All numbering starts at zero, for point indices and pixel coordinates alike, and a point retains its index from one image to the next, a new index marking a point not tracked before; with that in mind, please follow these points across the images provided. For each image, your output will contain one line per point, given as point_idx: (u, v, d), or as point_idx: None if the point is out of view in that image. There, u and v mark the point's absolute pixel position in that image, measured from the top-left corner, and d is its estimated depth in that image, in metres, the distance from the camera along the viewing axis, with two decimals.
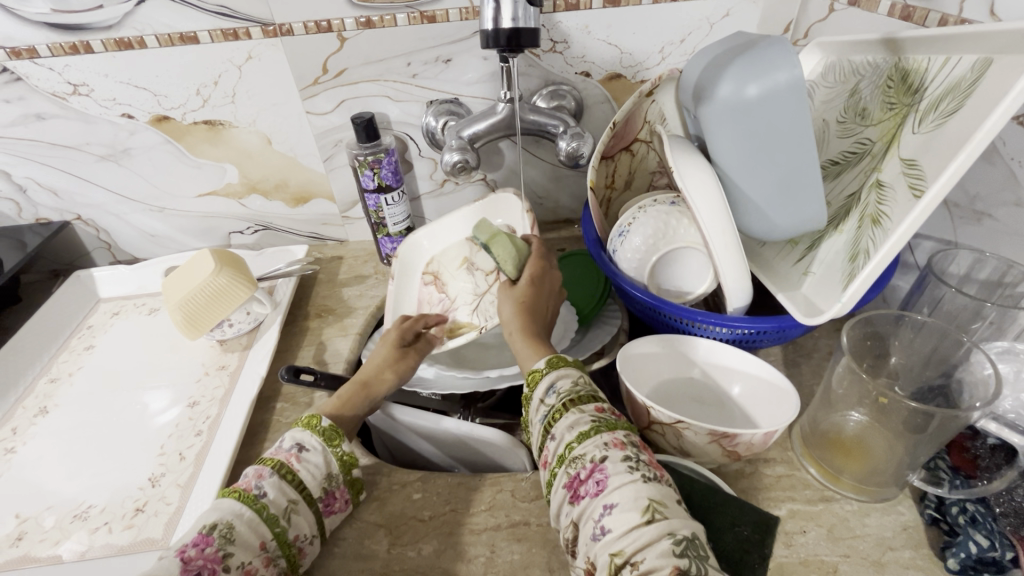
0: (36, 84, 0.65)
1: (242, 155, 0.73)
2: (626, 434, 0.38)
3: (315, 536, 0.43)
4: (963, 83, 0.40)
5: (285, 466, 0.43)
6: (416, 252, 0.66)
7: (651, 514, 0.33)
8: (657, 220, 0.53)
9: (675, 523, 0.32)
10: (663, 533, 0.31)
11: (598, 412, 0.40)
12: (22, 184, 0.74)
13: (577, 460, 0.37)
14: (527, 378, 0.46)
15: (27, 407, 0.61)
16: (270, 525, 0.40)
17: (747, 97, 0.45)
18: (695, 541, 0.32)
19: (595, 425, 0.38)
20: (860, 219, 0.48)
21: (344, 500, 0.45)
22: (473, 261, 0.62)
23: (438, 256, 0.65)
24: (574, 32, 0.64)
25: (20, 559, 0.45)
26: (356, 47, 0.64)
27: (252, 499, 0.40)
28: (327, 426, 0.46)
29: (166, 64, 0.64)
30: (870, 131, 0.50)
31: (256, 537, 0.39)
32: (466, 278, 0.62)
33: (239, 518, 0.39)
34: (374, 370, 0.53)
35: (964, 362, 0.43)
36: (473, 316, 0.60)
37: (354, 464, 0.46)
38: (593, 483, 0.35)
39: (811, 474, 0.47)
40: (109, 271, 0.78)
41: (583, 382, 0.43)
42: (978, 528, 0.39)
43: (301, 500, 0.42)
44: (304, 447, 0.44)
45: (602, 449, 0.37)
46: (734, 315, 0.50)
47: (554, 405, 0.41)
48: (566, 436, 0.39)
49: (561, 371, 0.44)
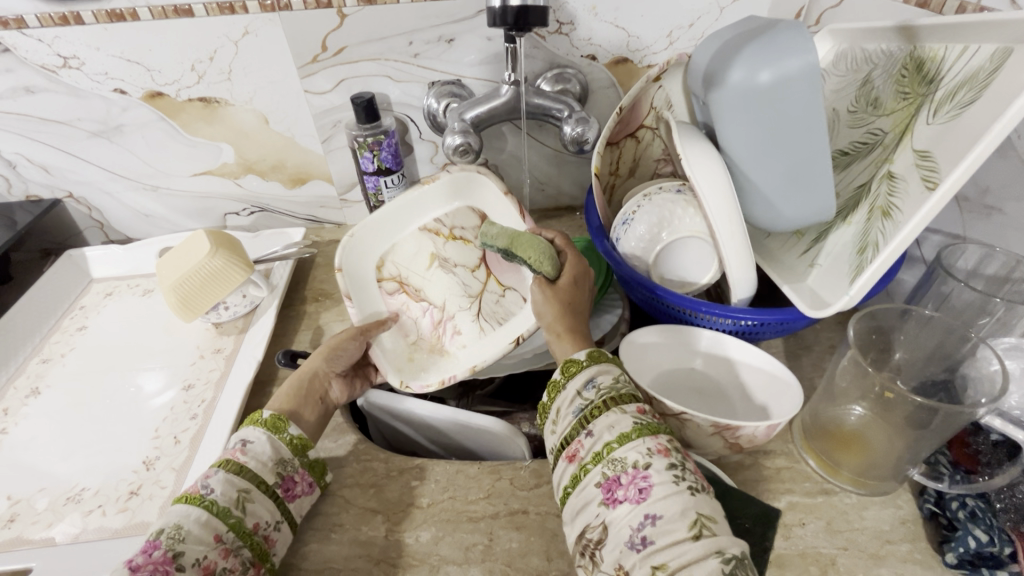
0: (24, 56, 0.62)
1: (238, 134, 0.71)
2: (669, 440, 0.38)
3: (280, 522, 0.41)
4: (981, 74, 0.39)
5: (231, 461, 0.41)
6: (360, 254, 0.55)
7: (699, 529, 0.32)
8: (662, 208, 0.53)
9: (723, 541, 0.32)
10: (711, 552, 0.31)
11: (640, 413, 0.39)
12: (11, 159, 0.72)
13: (618, 462, 0.36)
14: (562, 365, 0.45)
15: (18, 388, 0.60)
16: (223, 517, 0.38)
17: (759, 84, 0.44)
18: (743, 560, 0.32)
19: (637, 428, 0.38)
20: (870, 211, 0.47)
21: (306, 483, 0.44)
22: (444, 256, 0.56)
23: (389, 252, 0.56)
24: (580, 13, 0.63)
25: (11, 541, 0.45)
26: (356, 25, 0.62)
27: (199, 498, 0.38)
28: (270, 416, 0.45)
29: (159, 38, 0.62)
30: (882, 121, 0.49)
31: (209, 532, 0.37)
32: (444, 279, 0.55)
33: (187, 519, 0.37)
34: (313, 369, 0.52)
35: (969, 357, 0.43)
36: (481, 321, 0.54)
37: (307, 447, 0.45)
38: (635, 490, 0.35)
39: (810, 466, 0.46)
40: (101, 250, 0.77)
41: (624, 380, 0.42)
42: (977, 523, 0.39)
43: (254, 488, 0.40)
44: (248, 441, 0.43)
45: (646, 455, 0.36)
46: (737, 306, 0.50)
47: (592, 401, 0.40)
48: (606, 436, 0.38)
49: (601, 366, 0.43)
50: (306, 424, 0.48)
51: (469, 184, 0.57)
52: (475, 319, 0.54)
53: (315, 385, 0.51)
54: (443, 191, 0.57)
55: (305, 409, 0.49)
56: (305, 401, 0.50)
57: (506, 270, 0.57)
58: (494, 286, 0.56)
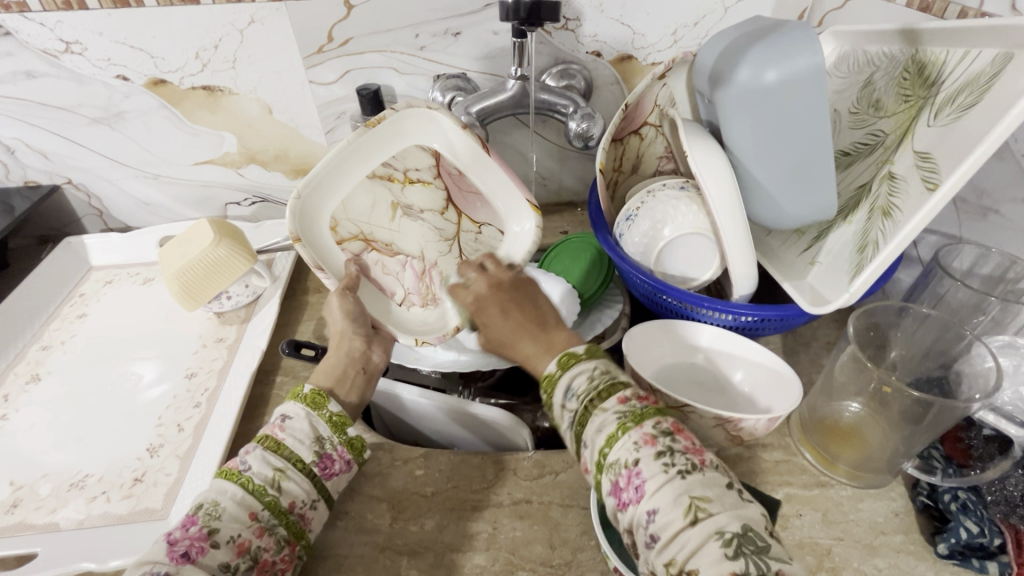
0: (26, 40, 0.62)
1: (241, 124, 0.71)
2: (655, 424, 0.36)
3: (316, 501, 0.41)
4: (982, 78, 0.40)
5: (269, 438, 0.40)
6: (313, 218, 0.49)
7: (695, 514, 0.31)
8: (666, 205, 0.53)
9: (721, 519, 0.31)
10: (711, 534, 0.30)
11: (623, 405, 0.37)
12: (10, 145, 0.71)
13: (613, 466, 0.35)
14: (542, 383, 0.43)
15: (18, 374, 0.60)
16: (258, 496, 0.38)
17: (765, 83, 0.45)
18: (748, 534, 0.30)
19: (621, 423, 0.36)
20: (870, 211, 0.48)
21: (345, 462, 0.43)
22: (406, 203, 0.55)
23: (341, 209, 0.51)
24: (587, 9, 0.63)
25: (15, 526, 0.45)
26: (363, 16, 0.62)
27: (236, 474, 0.38)
28: (310, 391, 0.44)
29: (164, 25, 0.61)
30: (884, 122, 0.50)
31: (244, 510, 0.37)
32: (415, 227, 0.56)
33: (224, 495, 0.37)
34: (349, 343, 0.49)
35: (964, 354, 0.44)
36: (467, 262, 0.58)
37: (347, 424, 0.43)
38: (633, 489, 0.34)
39: (807, 459, 0.48)
40: (101, 238, 0.76)
41: (599, 375, 0.40)
42: (968, 515, 0.41)
43: (290, 467, 0.40)
44: (288, 416, 0.42)
45: (634, 451, 0.35)
46: (738, 302, 0.51)
47: (577, 409, 0.39)
48: (597, 440, 0.37)
49: (574, 369, 0.41)
50: (346, 402, 0.46)
51: (413, 121, 0.53)
52: (459, 259, 0.58)
53: (354, 359, 0.48)
54: (389, 132, 0.52)
55: (342, 386, 0.47)
56: (343, 375, 0.47)
57: (476, 206, 0.57)
58: (469, 226, 0.58)
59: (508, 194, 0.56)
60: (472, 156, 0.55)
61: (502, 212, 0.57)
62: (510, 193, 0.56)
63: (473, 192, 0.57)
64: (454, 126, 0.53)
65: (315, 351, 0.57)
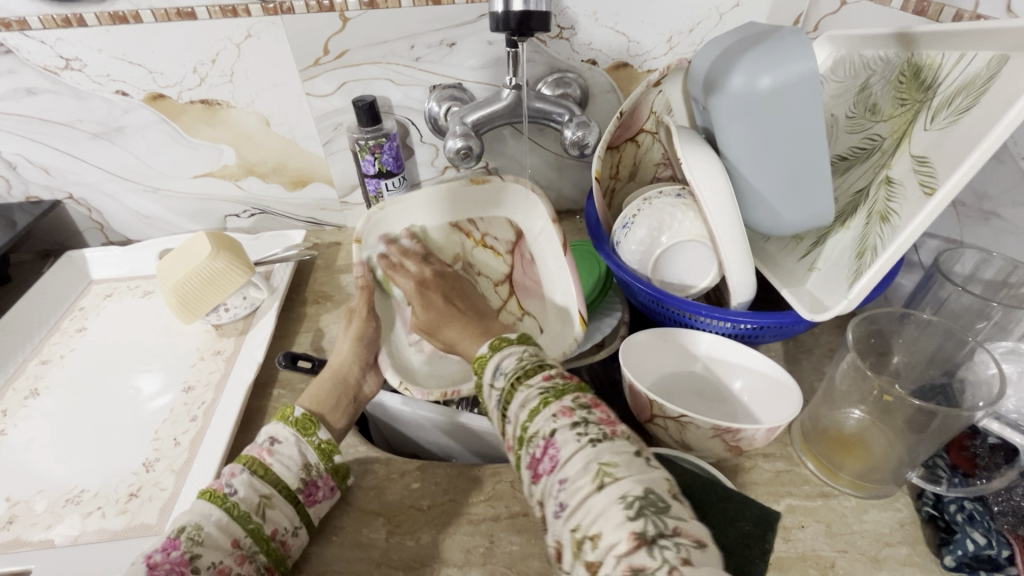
0: (27, 57, 0.63)
1: (239, 137, 0.71)
2: (575, 398, 0.35)
3: (298, 528, 0.41)
4: (978, 81, 0.39)
5: (256, 462, 0.41)
6: (384, 231, 0.52)
7: (601, 479, 0.31)
8: (662, 213, 0.53)
9: (626, 485, 0.30)
10: (615, 500, 0.29)
11: (546, 382, 0.37)
12: (12, 161, 0.72)
13: (532, 438, 0.35)
14: (474, 365, 0.43)
15: (17, 389, 0.60)
16: (243, 522, 0.38)
17: (759, 90, 0.44)
18: (652, 498, 0.29)
19: (544, 398, 0.36)
20: (868, 216, 0.47)
21: (329, 488, 0.43)
22: (469, 260, 0.57)
23: (413, 239, 0.54)
24: (581, 18, 0.63)
25: (10, 543, 0.45)
26: (359, 28, 0.62)
27: (222, 498, 0.39)
28: (300, 415, 0.45)
29: (162, 40, 0.62)
30: (881, 127, 0.50)
31: (227, 536, 0.37)
32: (467, 283, 0.56)
33: (208, 519, 0.37)
34: (347, 369, 0.50)
35: (967, 361, 0.44)
36: None
37: (334, 451, 0.44)
38: (548, 460, 0.33)
39: (809, 469, 0.47)
40: (102, 252, 0.77)
41: (529, 356, 0.40)
42: (975, 526, 0.40)
43: (276, 494, 0.40)
44: (276, 440, 0.43)
45: (551, 422, 0.34)
46: (737, 310, 0.50)
47: (504, 388, 0.39)
48: (520, 415, 0.36)
49: (505, 351, 0.41)
50: (334, 427, 0.47)
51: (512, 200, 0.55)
52: None
53: (349, 384, 0.50)
54: (487, 198, 0.55)
55: (334, 412, 0.48)
56: (337, 403, 0.48)
57: (530, 295, 0.57)
58: (513, 307, 0.58)
59: (563, 292, 0.56)
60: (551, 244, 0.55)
61: (552, 309, 0.57)
62: (562, 275, 0.55)
63: (534, 281, 0.57)
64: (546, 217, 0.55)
65: (311, 362, 0.58)
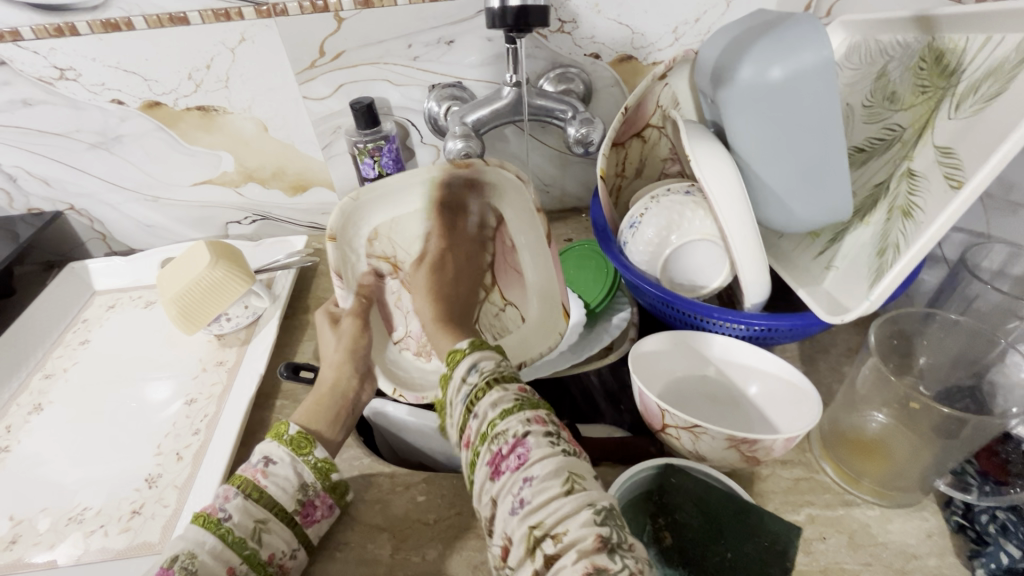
0: (21, 69, 0.62)
1: (237, 142, 0.70)
2: (549, 412, 0.35)
3: (297, 550, 0.40)
4: (1007, 66, 0.37)
5: (251, 485, 0.40)
6: (356, 220, 0.48)
7: (571, 484, 0.30)
8: (670, 211, 0.51)
9: (594, 494, 0.30)
10: (583, 504, 0.30)
11: (522, 391, 0.37)
12: (12, 173, 0.72)
13: (499, 436, 0.33)
14: (447, 359, 0.42)
15: (20, 405, 0.59)
16: (238, 548, 0.37)
17: (770, 81, 0.42)
18: (614, 511, 0.30)
19: (518, 403, 0.35)
20: (889, 211, 0.45)
21: (327, 506, 0.43)
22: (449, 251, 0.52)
23: (387, 226, 0.49)
24: (583, 11, 0.61)
25: (13, 564, 0.44)
26: (354, 29, 0.60)
27: (216, 523, 0.37)
28: (295, 433, 0.43)
29: (155, 47, 0.61)
30: (899, 116, 0.47)
31: (222, 563, 0.36)
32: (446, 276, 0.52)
33: (201, 547, 0.36)
34: (343, 381, 0.48)
35: (998, 363, 0.41)
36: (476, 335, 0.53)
37: (332, 469, 0.43)
38: (514, 458, 0.32)
39: (829, 476, 0.45)
40: (104, 263, 0.76)
41: (506, 363, 0.39)
42: (1009, 538, 0.38)
43: (272, 517, 0.39)
44: (271, 460, 0.41)
45: (524, 424, 0.33)
46: (750, 312, 0.48)
47: (476, 384, 0.38)
48: (489, 413, 0.35)
49: (483, 352, 0.40)
50: (330, 441, 0.46)
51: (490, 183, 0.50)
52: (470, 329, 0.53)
53: (342, 397, 0.48)
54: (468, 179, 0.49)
55: (332, 426, 0.46)
56: (336, 416, 0.47)
57: (512, 285, 0.54)
58: (495, 298, 0.54)
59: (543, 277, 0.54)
60: (532, 231, 0.52)
61: (533, 299, 0.54)
62: (546, 266, 0.53)
63: (516, 269, 0.54)
64: (529, 203, 0.51)
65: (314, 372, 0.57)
